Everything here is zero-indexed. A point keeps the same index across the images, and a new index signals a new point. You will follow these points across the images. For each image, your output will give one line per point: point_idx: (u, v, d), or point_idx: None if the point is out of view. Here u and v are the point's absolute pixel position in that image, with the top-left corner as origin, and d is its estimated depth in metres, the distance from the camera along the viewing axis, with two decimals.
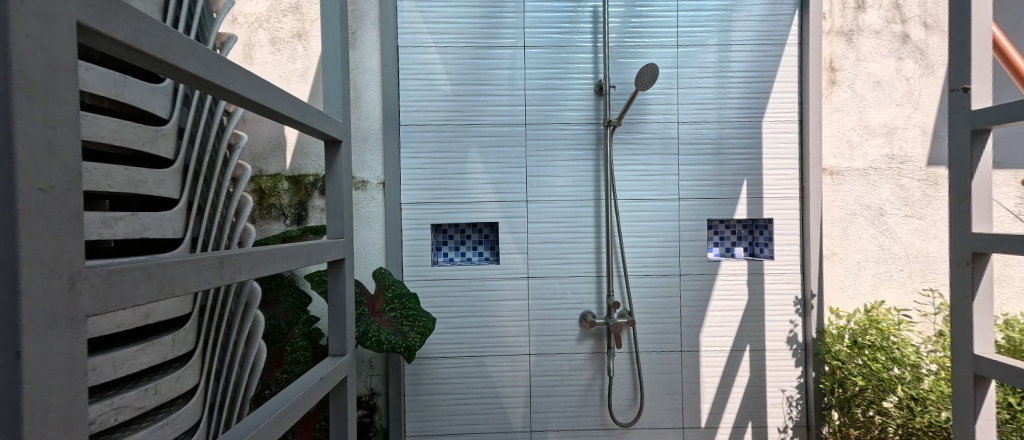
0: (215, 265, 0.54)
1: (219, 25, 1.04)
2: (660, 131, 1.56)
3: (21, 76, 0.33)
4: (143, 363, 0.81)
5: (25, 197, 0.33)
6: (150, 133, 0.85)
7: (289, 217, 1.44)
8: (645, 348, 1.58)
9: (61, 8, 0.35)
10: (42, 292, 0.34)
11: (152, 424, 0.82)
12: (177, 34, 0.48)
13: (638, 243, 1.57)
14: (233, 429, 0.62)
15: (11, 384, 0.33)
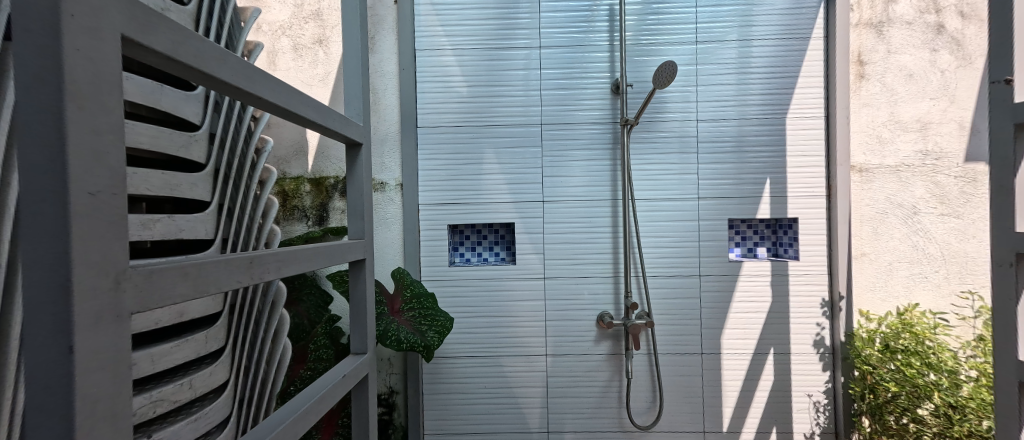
0: (245, 265, 0.56)
1: (247, 34, 1.08)
2: (678, 130, 1.54)
3: (73, 87, 0.35)
4: (178, 359, 0.85)
5: (76, 200, 0.35)
6: (183, 138, 0.89)
7: (311, 218, 1.48)
8: (664, 350, 1.56)
9: (107, 22, 0.38)
10: (91, 290, 0.37)
11: (186, 417, 0.86)
12: (210, 43, 0.50)
13: (656, 244, 1.55)
14: (261, 425, 0.64)
15: (63, 378, 0.36)
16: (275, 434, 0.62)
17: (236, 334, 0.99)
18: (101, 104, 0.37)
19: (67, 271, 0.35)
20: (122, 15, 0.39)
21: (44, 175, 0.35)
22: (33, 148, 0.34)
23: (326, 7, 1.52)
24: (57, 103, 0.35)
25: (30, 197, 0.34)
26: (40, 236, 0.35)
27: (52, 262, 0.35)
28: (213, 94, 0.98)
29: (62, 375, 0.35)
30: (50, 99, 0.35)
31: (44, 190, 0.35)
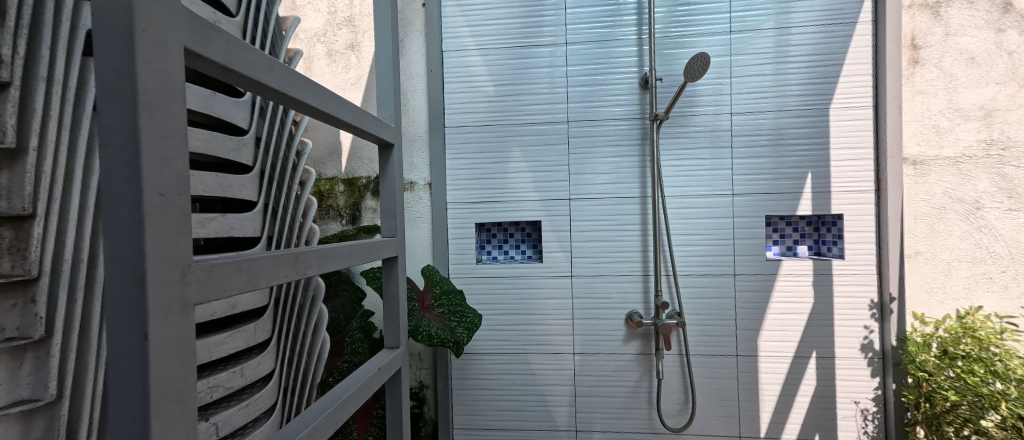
0: (289, 261, 0.60)
1: (287, 42, 1.14)
2: (710, 124, 1.49)
3: (145, 97, 0.39)
4: (231, 348, 0.91)
5: (149, 200, 0.39)
6: (233, 142, 0.95)
7: (345, 217, 1.54)
8: (696, 351, 1.52)
9: (171, 36, 0.41)
10: (162, 282, 0.40)
11: (238, 403, 0.92)
12: (257, 52, 0.53)
13: (687, 242, 1.51)
14: (304, 414, 0.68)
15: (139, 362, 0.39)
16: (318, 422, 0.66)
17: (280, 326, 1.05)
18: (168, 112, 0.41)
19: (142, 264, 0.39)
20: (184, 29, 0.43)
21: (123, 176, 0.39)
22: (114, 152, 0.38)
23: (357, 13, 1.57)
24: (131, 111, 0.38)
25: (111, 197, 0.38)
26: (118, 232, 0.39)
27: (130, 256, 0.39)
28: (258, 100, 1.04)
29: (140, 359, 0.39)
30: (127, 107, 0.38)
31: (124, 190, 0.39)
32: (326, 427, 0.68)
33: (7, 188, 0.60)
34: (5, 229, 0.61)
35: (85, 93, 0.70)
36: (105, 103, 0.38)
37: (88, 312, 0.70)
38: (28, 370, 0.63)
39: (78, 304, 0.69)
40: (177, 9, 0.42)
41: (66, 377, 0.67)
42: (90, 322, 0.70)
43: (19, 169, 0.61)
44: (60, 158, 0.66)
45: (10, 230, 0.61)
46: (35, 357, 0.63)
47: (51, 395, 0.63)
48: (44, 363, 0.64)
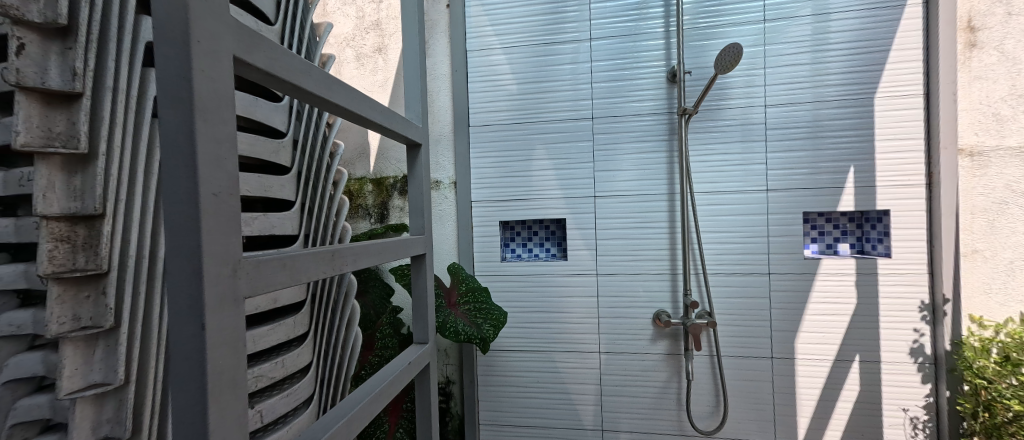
0: (327, 257, 0.62)
1: (321, 46, 1.18)
2: (741, 117, 1.44)
3: (201, 105, 0.42)
4: (273, 340, 0.96)
5: (204, 200, 0.42)
6: (274, 145, 1.00)
7: (373, 216, 1.58)
8: (728, 352, 1.47)
9: (222, 45, 0.44)
10: (216, 277, 0.43)
11: (280, 392, 0.97)
12: (296, 58, 0.56)
13: (718, 240, 1.46)
14: (341, 404, 0.71)
15: (197, 350, 0.43)
16: (354, 412, 0.69)
17: (317, 320, 1.10)
18: (219, 117, 0.43)
19: (199, 260, 0.42)
20: (233, 37, 0.45)
21: (181, 178, 0.42)
22: (174, 156, 0.41)
23: (384, 16, 1.61)
24: (188, 118, 0.41)
25: (172, 197, 0.41)
26: (178, 229, 0.42)
27: (189, 251, 0.42)
28: (295, 104, 1.09)
29: (198, 346, 0.43)
30: (185, 113, 0.41)
31: (183, 192, 0.42)
32: (361, 417, 0.71)
33: (81, 190, 0.65)
34: (80, 228, 0.66)
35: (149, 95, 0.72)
36: (166, 110, 0.41)
37: (150, 306, 0.74)
38: (100, 357, 0.69)
39: (142, 299, 0.73)
40: (227, 19, 0.45)
41: (132, 364, 0.72)
42: (153, 315, 0.75)
43: (90, 173, 0.65)
44: (126, 162, 0.69)
45: (84, 229, 0.66)
46: (106, 344, 0.69)
47: (119, 381, 0.69)
48: (113, 352, 0.69)
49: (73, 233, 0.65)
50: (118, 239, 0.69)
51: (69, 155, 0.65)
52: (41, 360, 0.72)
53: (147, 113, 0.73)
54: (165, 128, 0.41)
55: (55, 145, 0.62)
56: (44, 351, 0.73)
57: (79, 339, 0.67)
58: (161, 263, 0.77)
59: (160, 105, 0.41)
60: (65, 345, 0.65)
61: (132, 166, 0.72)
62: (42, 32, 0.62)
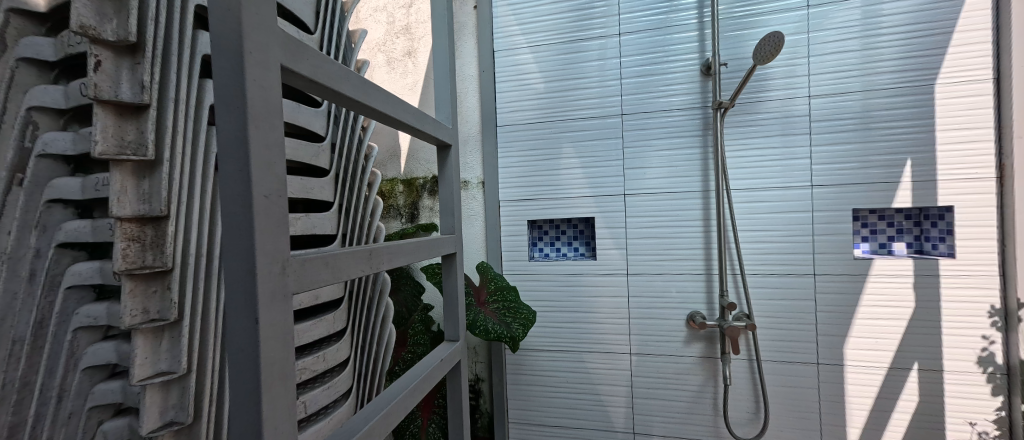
0: (366, 256, 0.65)
1: (356, 53, 1.23)
2: (782, 110, 1.36)
3: (253, 112, 0.44)
4: (315, 335, 1.00)
5: (257, 202, 0.45)
6: (314, 149, 1.05)
7: (404, 216, 1.63)
8: (769, 357, 1.40)
9: (270, 56, 0.47)
10: (267, 274, 0.46)
11: (322, 384, 1.02)
12: (336, 65, 0.58)
13: (756, 239, 1.40)
14: (379, 398, 0.73)
15: (252, 342, 0.46)
16: (392, 405, 0.71)
17: (354, 317, 1.14)
18: (269, 124, 0.46)
19: (253, 258, 0.45)
20: (280, 48, 0.48)
21: (237, 181, 0.44)
22: (230, 161, 0.44)
23: (414, 20, 1.65)
24: (242, 124, 0.44)
25: (229, 199, 0.44)
26: (234, 229, 0.45)
27: (244, 250, 0.45)
28: (333, 109, 1.13)
29: (253, 338, 0.46)
30: (239, 121, 0.44)
31: (238, 194, 0.44)
32: (398, 411, 0.74)
33: (149, 194, 0.71)
34: (148, 228, 0.72)
35: (207, 105, 0.78)
36: (223, 118, 0.44)
37: (208, 302, 0.80)
38: (166, 347, 0.75)
39: (201, 295, 0.79)
40: (275, 31, 0.47)
41: (194, 355, 0.77)
42: (209, 310, 0.80)
43: (156, 178, 0.71)
44: (186, 167, 0.75)
45: (151, 229, 0.72)
46: (171, 336, 0.75)
47: (183, 370, 0.74)
48: (177, 342, 0.75)
49: (142, 233, 0.71)
50: (180, 239, 0.74)
51: (138, 162, 0.71)
52: (114, 350, 0.80)
53: (205, 122, 0.78)
54: (222, 134, 0.44)
55: (127, 153, 0.68)
56: (116, 341, 0.80)
57: (149, 331, 0.73)
58: (216, 261, 0.82)
59: (218, 113, 0.44)
60: (137, 337, 0.71)
61: (192, 171, 0.78)
62: (114, 48, 0.67)
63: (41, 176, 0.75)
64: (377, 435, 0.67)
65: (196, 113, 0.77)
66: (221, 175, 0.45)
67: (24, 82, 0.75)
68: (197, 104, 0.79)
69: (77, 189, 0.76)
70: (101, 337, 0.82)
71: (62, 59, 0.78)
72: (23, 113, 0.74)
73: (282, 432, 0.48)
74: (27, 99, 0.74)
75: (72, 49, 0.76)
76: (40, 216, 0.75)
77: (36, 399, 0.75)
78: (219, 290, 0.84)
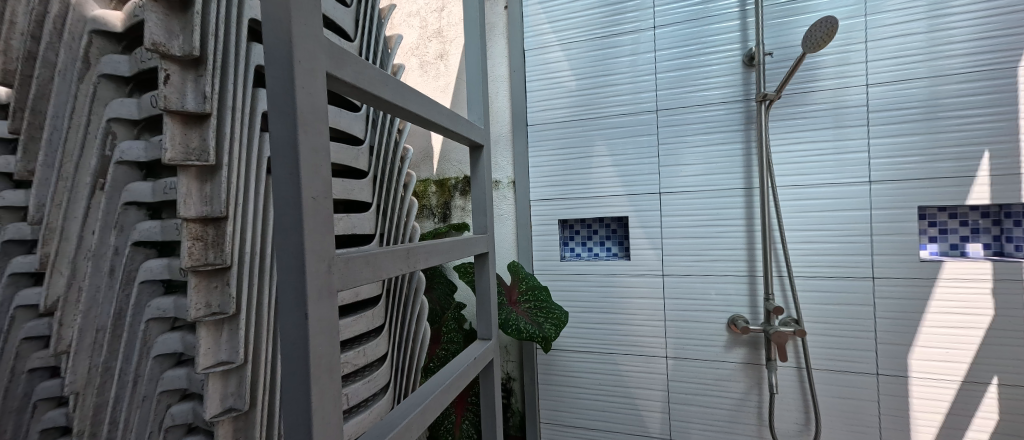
0: (403, 255, 0.65)
1: (392, 57, 1.26)
2: (834, 100, 1.27)
3: (302, 117, 0.44)
4: (357, 330, 1.04)
5: (306, 203, 0.44)
6: (353, 152, 1.09)
7: (437, 215, 1.66)
8: (819, 365, 1.31)
9: (317, 62, 0.46)
10: (315, 272, 0.45)
11: (363, 378, 1.05)
12: (376, 69, 0.59)
13: (805, 239, 1.31)
14: (417, 393, 0.75)
15: (302, 339, 0.45)
16: (429, 401, 0.72)
17: (391, 314, 1.18)
18: (316, 128, 0.46)
19: (303, 258, 0.44)
20: (326, 54, 0.48)
21: (287, 184, 0.44)
22: (281, 164, 0.44)
23: (445, 24, 1.68)
24: (293, 130, 0.44)
25: (281, 202, 0.44)
26: (284, 230, 0.45)
27: (294, 249, 0.45)
28: (371, 113, 1.17)
29: (303, 334, 0.45)
30: (289, 126, 0.44)
31: (288, 197, 0.44)
32: (434, 407, 0.75)
33: (211, 196, 0.77)
34: (210, 228, 0.78)
35: (261, 112, 0.83)
36: (275, 125, 0.44)
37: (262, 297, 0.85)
38: (226, 338, 0.80)
39: (255, 291, 0.83)
40: (322, 39, 0.47)
41: (251, 347, 0.83)
42: (263, 305, 0.85)
43: (217, 182, 0.77)
44: (242, 172, 0.80)
45: (213, 229, 0.78)
46: (230, 328, 0.81)
47: (240, 360, 0.80)
48: (235, 335, 0.81)
49: (205, 232, 0.77)
50: (237, 238, 0.80)
51: (201, 167, 0.76)
52: (180, 341, 0.86)
53: (258, 128, 0.83)
54: (274, 140, 0.44)
55: (192, 159, 0.74)
56: (181, 333, 0.87)
57: (210, 323, 0.79)
58: (268, 260, 0.87)
59: (270, 120, 0.44)
60: (201, 328, 0.77)
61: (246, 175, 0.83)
62: (181, 63, 0.73)
63: (119, 181, 0.83)
64: (414, 431, 0.68)
65: (250, 120, 0.82)
66: (272, 179, 0.44)
67: (104, 97, 0.83)
68: (251, 112, 0.84)
69: (148, 193, 0.83)
70: (168, 328, 0.89)
71: (135, 75, 0.85)
72: (105, 125, 0.83)
73: (330, 427, 0.48)
74: (108, 111, 0.81)
75: (144, 65, 0.82)
76: (119, 217, 0.83)
77: (118, 382, 0.86)
78: (272, 286, 0.89)
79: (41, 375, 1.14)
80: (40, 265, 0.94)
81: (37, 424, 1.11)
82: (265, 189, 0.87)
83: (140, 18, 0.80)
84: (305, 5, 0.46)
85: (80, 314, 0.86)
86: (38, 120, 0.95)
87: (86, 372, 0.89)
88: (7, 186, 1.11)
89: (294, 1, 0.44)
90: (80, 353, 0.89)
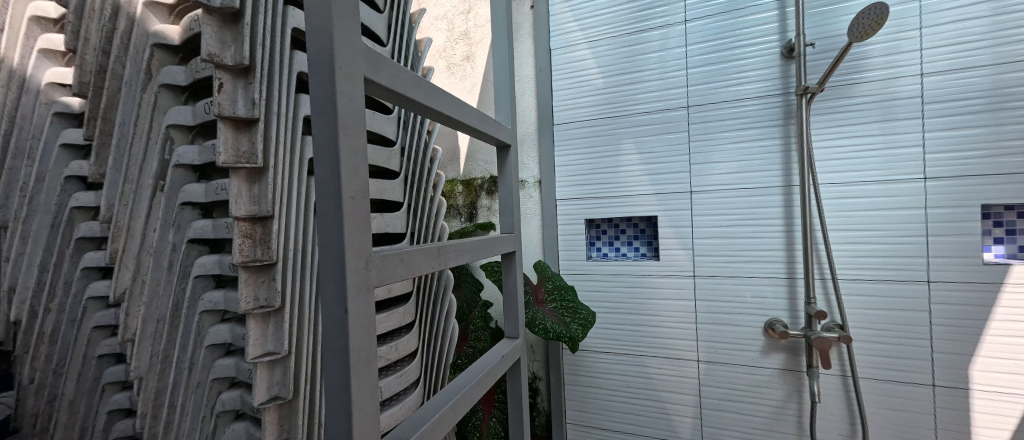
0: (435, 253, 0.66)
1: (421, 61, 1.29)
2: (882, 92, 1.18)
3: (343, 120, 0.45)
4: (390, 326, 1.08)
5: (345, 203, 0.46)
6: (385, 153, 1.13)
7: (464, 215, 1.69)
8: (866, 373, 1.23)
9: (356, 68, 0.48)
10: (354, 268, 0.47)
11: (395, 372, 1.09)
12: (409, 73, 0.60)
13: (849, 240, 1.23)
14: (448, 389, 0.77)
15: (342, 331, 0.47)
16: (459, 396, 0.74)
17: (422, 311, 1.21)
18: (355, 131, 0.47)
19: (342, 255, 0.46)
20: (363, 60, 0.49)
21: (329, 184, 0.46)
22: (323, 165, 0.46)
23: (472, 25, 1.70)
24: (334, 133, 0.45)
25: (323, 201, 0.46)
26: (326, 228, 0.46)
27: (335, 247, 0.46)
28: (402, 115, 1.21)
29: (343, 327, 0.46)
30: (330, 129, 0.45)
31: (329, 197, 0.46)
32: (464, 403, 0.76)
33: (259, 197, 0.82)
34: (258, 225, 0.83)
35: (303, 116, 0.87)
36: (318, 128, 0.46)
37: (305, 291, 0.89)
38: (272, 330, 0.85)
39: (298, 287, 0.88)
40: (359, 45, 0.49)
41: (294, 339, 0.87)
42: (305, 298, 0.90)
43: (264, 183, 0.82)
44: (287, 174, 0.84)
45: (260, 227, 0.83)
46: (276, 321, 0.86)
47: (284, 351, 0.84)
48: (281, 327, 0.85)
49: (253, 230, 0.82)
50: (282, 236, 0.84)
51: (250, 169, 0.81)
52: (230, 331, 0.92)
53: (300, 131, 0.88)
54: (316, 143, 0.46)
55: (242, 161, 0.79)
56: (231, 325, 0.93)
57: (258, 315, 0.84)
58: (310, 257, 0.92)
59: (313, 123, 0.46)
60: (250, 320, 0.82)
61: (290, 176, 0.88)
62: (232, 72, 0.79)
63: (176, 183, 0.90)
64: (445, 426, 0.69)
65: (293, 124, 0.87)
66: (315, 179, 0.46)
67: (163, 105, 0.91)
68: (295, 115, 0.88)
69: (201, 194, 0.89)
70: (219, 320, 0.95)
71: (189, 84, 0.91)
72: (164, 131, 0.90)
73: (368, 417, 0.49)
74: (166, 119, 0.89)
75: (198, 75, 0.87)
76: (176, 216, 0.90)
77: (175, 368, 0.94)
78: (314, 281, 0.93)
79: (108, 361, 1.24)
80: (108, 259, 1.02)
81: (107, 404, 1.21)
82: (307, 189, 0.91)
83: (193, 32, 0.87)
84: (346, 13, 0.47)
85: (144, 305, 0.93)
86: (108, 127, 1.04)
87: (148, 359, 0.97)
88: (79, 188, 1.22)
89: (335, 9, 0.46)
90: (144, 340, 0.97)
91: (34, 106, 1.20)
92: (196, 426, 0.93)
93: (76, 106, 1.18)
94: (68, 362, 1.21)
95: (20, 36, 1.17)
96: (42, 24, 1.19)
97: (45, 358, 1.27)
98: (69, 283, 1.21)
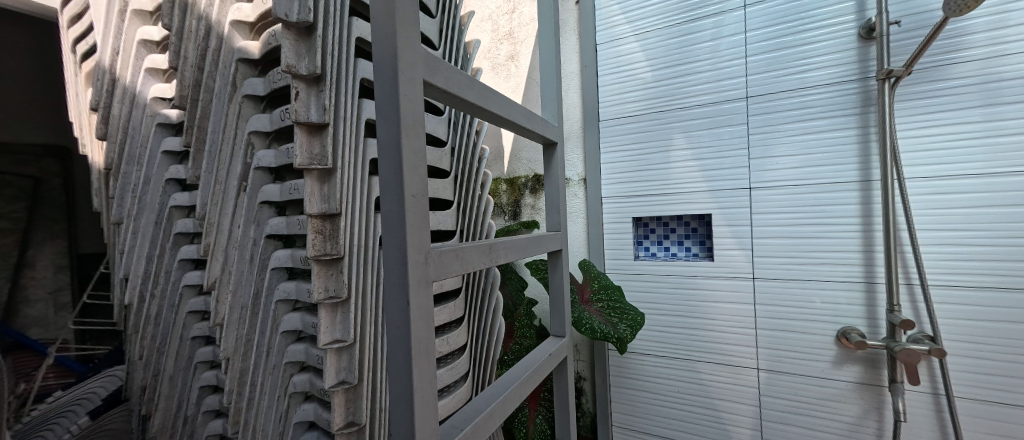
0: (487, 249, 0.67)
1: (472, 62, 1.32)
2: (986, 72, 1.03)
3: (405, 123, 0.47)
4: (443, 319, 1.12)
5: (407, 201, 0.48)
6: (436, 153, 1.16)
7: (508, 213, 1.71)
8: (962, 393, 1.08)
9: (416, 72, 0.50)
10: (415, 262, 0.49)
11: (446, 365, 1.12)
12: (463, 74, 0.61)
13: (942, 242, 1.08)
14: (497, 383, 0.78)
15: (405, 321, 0.49)
16: (509, 391, 0.75)
17: (472, 307, 1.24)
18: (416, 132, 0.49)
19: (405, 249, 0.48)
20: (422, 64, 0.51)
21: (392, 183, 0.48)
22: (388, 164, 0.48)
23: (517, 25, 1.70)
24: (397, 134, 0.47)
25: (389, 200, 0.48)
26: (391, 224, 0.49)
27: (398, 241, 0.48)
28: (453, 116, 1.24)
29: (405, 316, 0.49)
30: (394, 131, 0.47)
31: (393, 195, 0.48)
32: (513, 399, 0.77)
33: (328, 195, 0.88)
34: (327, 222, 0.89)
35: (365, 120, 0.92)
36: (382, 131, 0.48)
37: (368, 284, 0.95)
38: (340, 319, 0.92)
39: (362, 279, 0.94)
40: (418, 50, 0.50)
41: (360, 328, 0.93)
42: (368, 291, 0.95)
43: (332, 182, 0.88)
44: (352, 174, 0.90)
45: (330, 223, 0.89)
46: (343, 310, 0.92)
47: (350, 339, 0.90)
48: (347, 316, 0.92)
49: (324, 226, 0.89)
50: (349, 233, 0.90)
51: (320, 170, 0.88)
52: (300, 320, 1.01)
53: (363, 135, 0.93)
54: (381, 144, 0.48)
55: (316, 163, 0.85)
56: (302, 314, 1.01)
57: (328, 306, 0.91)
58: (371, 252, 0.97)
59: (377, 127, 0.48)
60: (321, 309, 0.89)
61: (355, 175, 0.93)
62: (307, 81, 0.86)
63: (257, 184, 1.00)
64: (496, 420, 0.70)
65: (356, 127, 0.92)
66: (380, 179, 0.48)
67: (245, 114, 1.01)
68: (358, 119, 0.93)
69: (276, 193, 0.98)
70: (291, 308, 1.05)
71: (267, 94, 1.00)
72: (246, 138, 1.00)
73: (428, 404, 0.52)
74: (248, 126, 0.99)
75: (275, 85, 0.96)
76: (257, 213, 1.00)
77: (252, 352, 1.04)
78: (376, 275, 0.99)
79: (199, 343, 1.40)
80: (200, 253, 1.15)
81: (199, 381, 1.37)
82: (369, 188, 0.97)
83: (267, 48, 0.96)
84: (409, 21, 0.49)
85: (230, 292, 1.05)
86: (202, 135, 1.17)
87: (234, 341, 1.08)
88: (177, 189, 1.38)
89: (398, 19, 0.48)
90: (230, 325, 1.09)
91: (141, 118, 1.39)
92: (271, 404, 1.03)
93: (175, 117, 1.33)
94: (168, 342, 1.39)
95: (132, 58, 1.35)
96: (148, 46, 1.36)
97: (151, 337, 1.47)
98: (169, 273, 1.38)
